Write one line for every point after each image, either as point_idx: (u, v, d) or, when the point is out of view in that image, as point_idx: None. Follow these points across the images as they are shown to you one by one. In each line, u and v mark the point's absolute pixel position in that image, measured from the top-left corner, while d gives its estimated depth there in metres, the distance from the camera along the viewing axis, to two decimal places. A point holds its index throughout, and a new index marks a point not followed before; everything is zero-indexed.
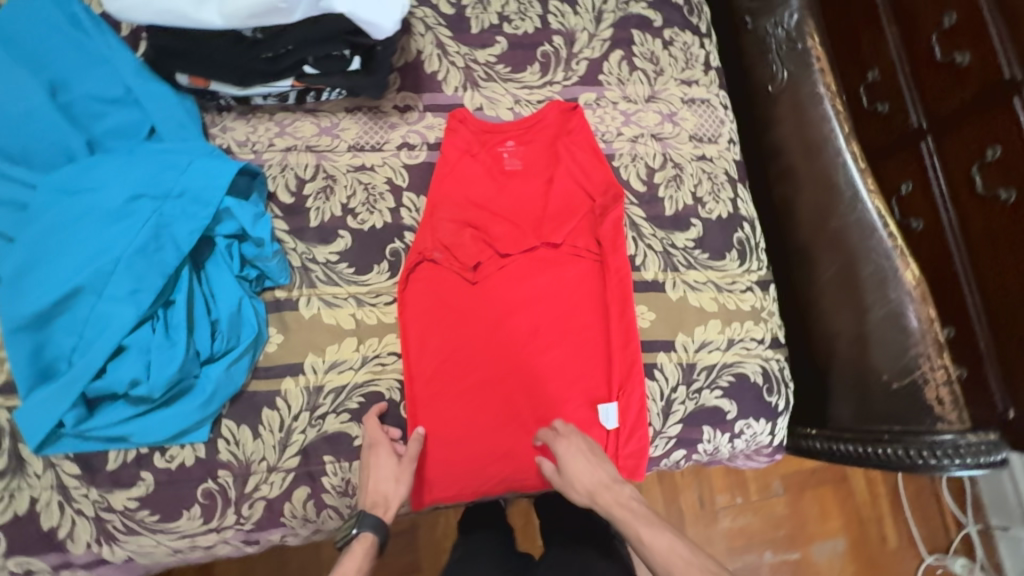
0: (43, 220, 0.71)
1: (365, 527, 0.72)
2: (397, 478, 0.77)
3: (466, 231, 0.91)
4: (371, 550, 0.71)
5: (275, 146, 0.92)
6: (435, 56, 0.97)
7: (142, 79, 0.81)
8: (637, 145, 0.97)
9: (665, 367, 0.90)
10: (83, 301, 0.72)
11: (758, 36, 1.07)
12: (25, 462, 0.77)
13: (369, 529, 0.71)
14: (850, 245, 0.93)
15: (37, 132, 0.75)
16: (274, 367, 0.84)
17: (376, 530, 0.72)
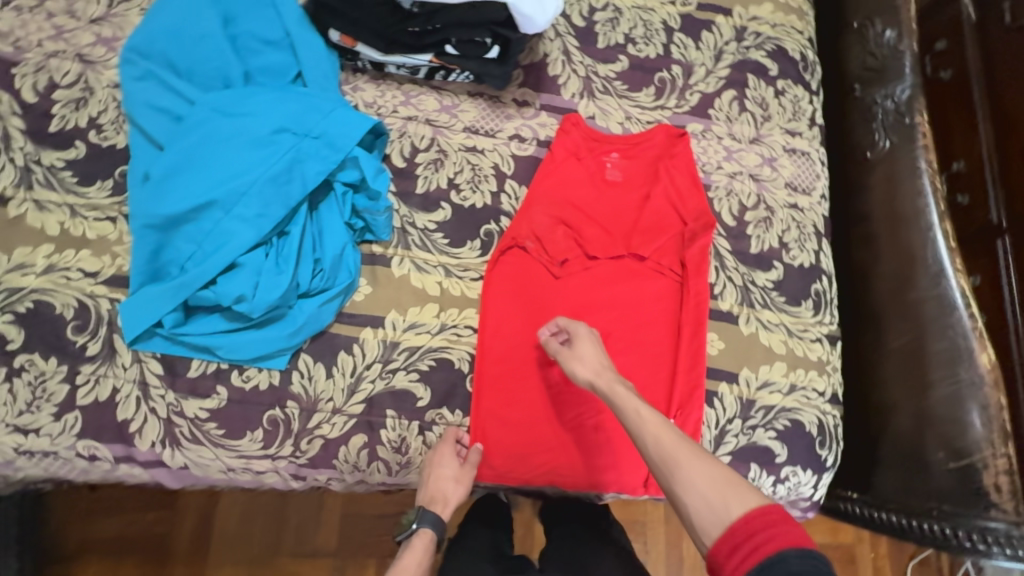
0: (196, 133, 0.77)
1: (425, 522, 0.85)
2: (456, 480, 0.83)
3: (559, 227, 0.95)
4: (429, 544, 0.85)
5: (398, 113, 0.97)
6: (560, 62, 1.03)
7: (301, 28, 0.87)
8: (734, 181, 1.00)
9: (724, 397, 0.91)
10: (212, 214, 0.77)
11: (865, 104, 1.10)
12: (116, 352, 0.81)
13: (428, 525, 0.85)
14: (926, 318, 0.94)
15: (206, 56, 0.82)
16: (358, 315, 0.87)
17: (433, 527, 0.85)
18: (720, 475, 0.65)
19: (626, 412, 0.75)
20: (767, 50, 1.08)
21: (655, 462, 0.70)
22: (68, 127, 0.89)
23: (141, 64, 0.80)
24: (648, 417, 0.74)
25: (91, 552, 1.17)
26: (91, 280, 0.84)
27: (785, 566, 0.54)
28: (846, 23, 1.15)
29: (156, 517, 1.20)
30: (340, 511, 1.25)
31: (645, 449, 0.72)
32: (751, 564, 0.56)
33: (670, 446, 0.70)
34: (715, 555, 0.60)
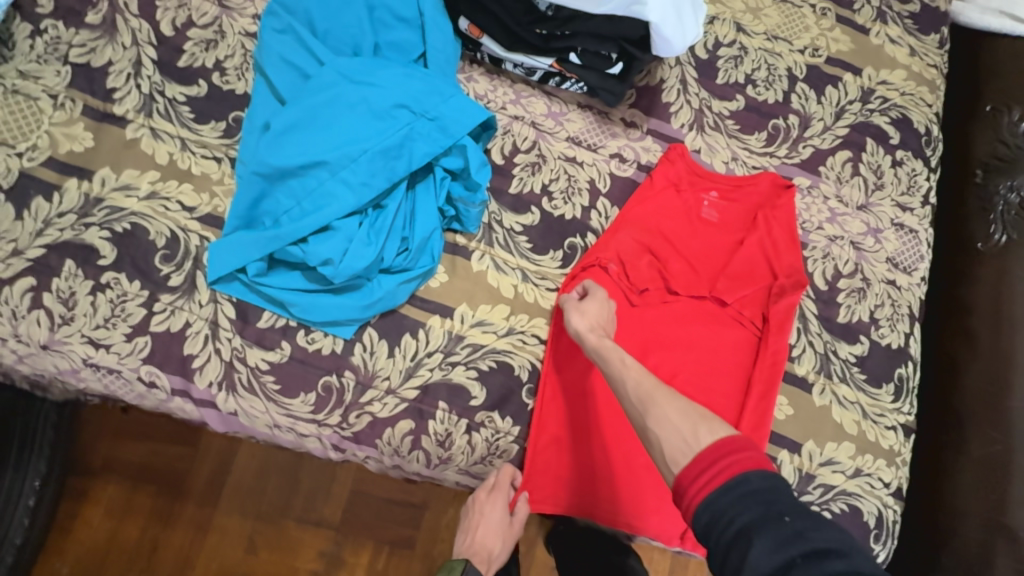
0: (320, 93, 0.78)
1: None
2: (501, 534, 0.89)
3: (645, 255, 0.92)
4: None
5: (506, 110, 0.97)
6: (675, 90, 1.01)
7: (436, 11, 0.88)
8: (833, 245, 0.96)
9: (783, 466, 0.86)
10: (318, 174, 0.77)
11: (985, 192, 1.04)
12: (196, 288, 0.83)
13: None
14: (1016, 430, 0.89)
15: (344, 22, 0.83)
16: (430, 301, 0.87)
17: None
18: (692, 409, 0.67)
19: (609, 360, 0.76)
20: (891, 117, 1.04)
21: (631, 403, 0.71)
22: (195, 65, 0.92)
23: (283, 17, 0.82)
24: (633, 368, 0.74)
25: (112, 471, 1.18)
26: (187, 214, 0.86)
27: (749, 485, 0.57)
28: (978, 104, 1.10)
29: (178, 451, 1.21)
30: (349, 488, 1.24)
31: (623, 391, 0.73)
32: (717, 484, 0.59)
33: (649, 386, 0.71)
34: (681, 478, 0.62)
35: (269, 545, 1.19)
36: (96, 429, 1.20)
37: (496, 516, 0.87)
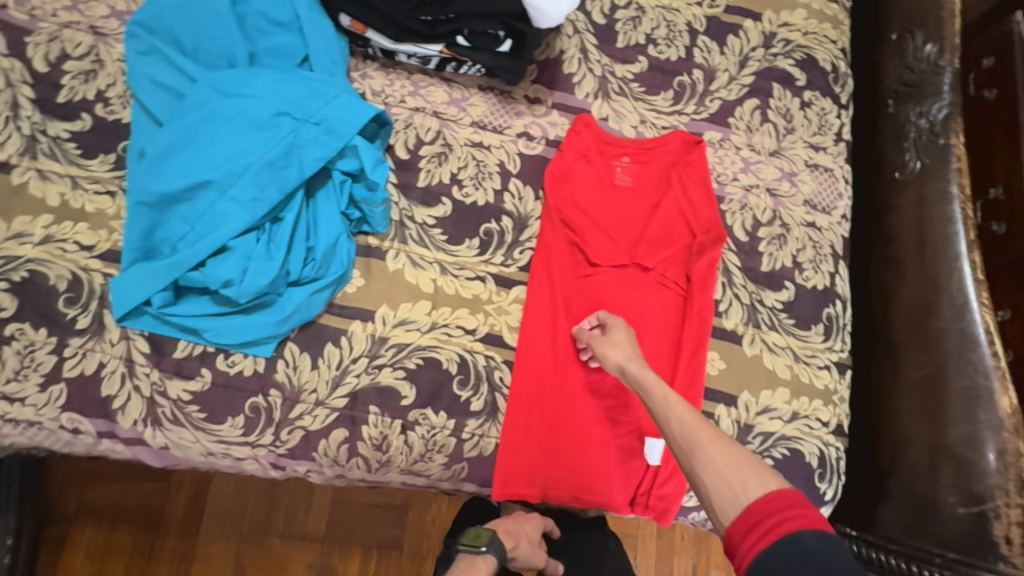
0: (195, 111, 0.76)
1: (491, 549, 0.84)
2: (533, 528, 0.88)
3: (561, 230, 0.91)
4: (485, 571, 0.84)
5: (405, 103, 0.95)
6: (576, 60, 0.99)
7: (311, 11, 0.85)
8: (749, 194, 0.96)
9: (721, 420, 0.87)
10: (206, 195, 0.75)
11: (899, 121, 1.04)
12: (105, 328, 0.81)
13: (494, 553, 0.84)
14: (946, 351, 0.88)
15: (213, 33, 0.80)
16: (349, 307, 0.85)
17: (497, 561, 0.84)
18: (745, 458, 0.62)
19: (654, 397, 0.72)
20: (796, 59, 1.03)
21: (677, 445, 0.67)
22: (76, 99, 0.89)
23: (146, 39, 0.79)
24: (677, 405, 0.70)
25: (89, 515, 1.17)
26: (86, 254, 0.83)
27: (802, 547, 0.51)
28: (885, 32, 1.09)
29: (151, 487, 1.20)
30: (330, 499, 1.24)
31: (668, 431, 0.69)
32: (769, 544, 0.53)
33: (694, 427, 0.66)
34: (731, 532, 0.57)
35: (255, 565, 1.19)
36: (65, 476, 1.18)
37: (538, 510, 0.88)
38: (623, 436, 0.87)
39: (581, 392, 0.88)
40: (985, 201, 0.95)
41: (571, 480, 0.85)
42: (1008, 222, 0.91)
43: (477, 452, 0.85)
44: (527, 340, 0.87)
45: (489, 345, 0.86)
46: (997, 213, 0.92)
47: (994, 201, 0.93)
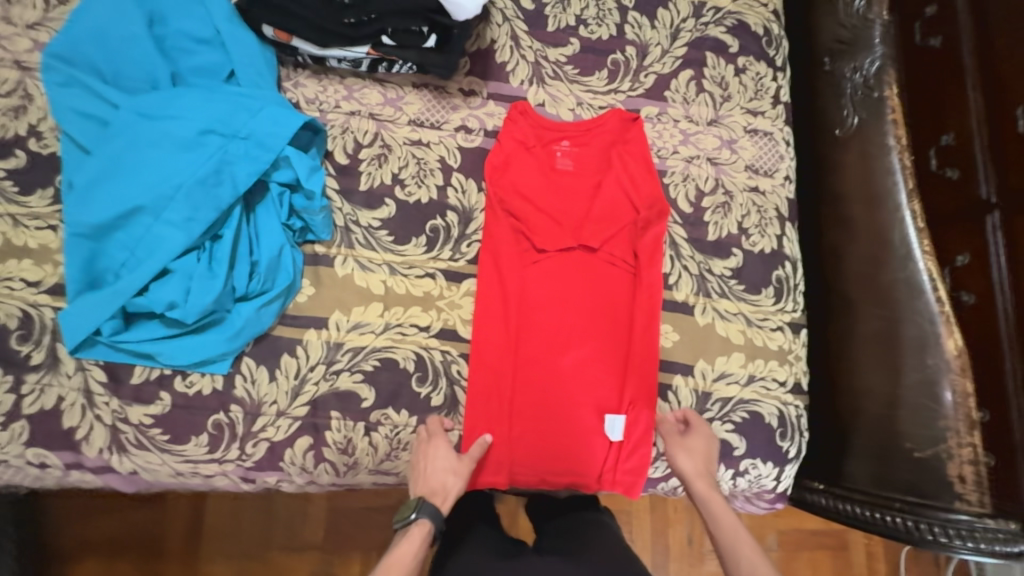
0: (121, 138, 0.76)
1: (423, 514, 0.75)
2: (453, 471, 0.80)
3: (507, 220, 0.93)
4: (426, 536, 0.75)
5: (340, 108, 0.94)
6: (508, 48, 0.99)
7: (231, 25, 0.85)
8: (691, 165, 0.96)
9: (679, 390, 0.89)
10: (141, 221, 0.76)
11: (836, 79, 1.04)
12: (60, 361, 0.81)
13: (426, 516, 0.75)
14: (895, 301, 0.89)
15: (132, 57, 0.80)
16: (301, 317, 0.86)
17: (432, 518, 0.75)
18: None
19: (720, 524, 0.73)
20: (727, 26, 1.03)
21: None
22: (8, 136, 0.88)
23: (64, 70, 0.79)
24: (742, 536, 0.71)
25: (87, 548, 1.18)
26: (33, 289, 0.83)
27: None
28: None
29: (148, 513, 1.20)
30: (325, 508, 1.25)
31: (732, 564, 0.69)
32: None
33: (762, 568, 0.67)
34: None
35: None
36: (60, 510, 1.18)
37: (445, 451, 0.80)
38: (585, 416, 0.89)
39: (540, 378, 0.89)
40: (937, 148, 0.95)
41: (537, 464, 0.87)
42: (963, 166, 0.90)
43: None
44: (481, 331, 0.88)
45: (445, 340, 0.87)
46: (953, 159, 0.92)
47: (947, 147, 0.93)
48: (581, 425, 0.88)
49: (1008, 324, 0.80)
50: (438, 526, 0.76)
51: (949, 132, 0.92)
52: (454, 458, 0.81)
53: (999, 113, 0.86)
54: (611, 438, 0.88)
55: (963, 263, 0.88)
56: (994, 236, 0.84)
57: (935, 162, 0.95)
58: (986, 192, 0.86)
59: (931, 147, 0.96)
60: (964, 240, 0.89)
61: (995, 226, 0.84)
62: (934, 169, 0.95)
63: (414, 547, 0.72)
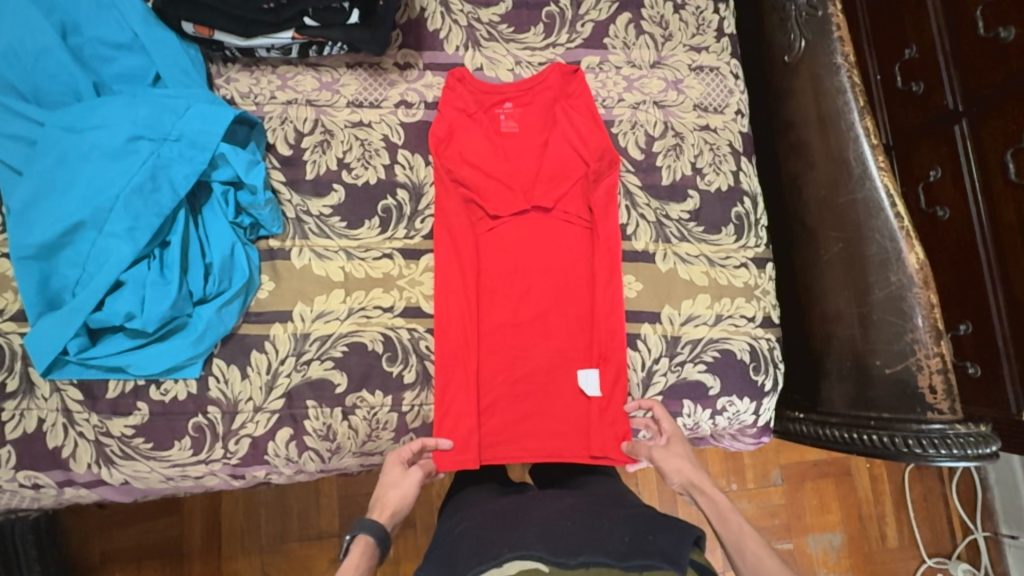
0: (51, 155, 0.76)
1: (361, 531, 0.69)
2: (396, 483, 0.76)
3: (458, 191, 0.93)
4: (368, 553, 0.68)
5: (276, 99, 0.92)
6: (438, 14, 0.96)
7: (148, 26, 0.84)
8: (638, 112, 0.95)
9: (648, 338, 0.89)
10: (85, 236, 0.76)
11: (779, 3, 0.99)
12: (34, 385, 0.83)
13: (363, 531, 0.69)
14: (853, 223, 0.87)
15: (50, 71, 0.79)
16: (265, 313, 0.86)
17: (373, 533, 0.69)
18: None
19: (725, 524, 0.70)
20: None
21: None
22: None
23: None
24: (751, 536, 0.68)
25: (112, 561, 1.19)
26: None
27: None
28: None
29: (167, 522, 1.21)
30: (336, 495, 1.24)
31: (743, 565, 0.66)
32: None
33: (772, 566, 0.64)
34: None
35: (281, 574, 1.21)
36: (78, 529, 1.19)
37: (392, 467, 0.79)
38: (558, 376, 0.91)
39: (508, 344, 0.92)
40: (903, 62, 1.08)
41: (512, 426, 0.89)
42: (927, 79, 1.04)
43: (421, 421, 0.87)
44: (441, 302, 0.88)
45: (410, 318, 0.88)
46: (915, 74, 1.05)
47: (910, 60, 1.06)
48: (554, 384, 0.90)
49: (981, 225, 0.94)
50: (381, 542, 0.69)
51: (911, 46, 1.05)
52: (400, 470, 0.78)
53: (960, 18, 0.97)
54: (588, 394, 0.89)
55: (936, 176, 1.03)
56: (962, 144, 0.98)
57: (901, 78, 1.09)
58: (952, 102, 1.00)
59: (896, 63, 1.09)
60: (936, 156, 1.03)
61: (961, 133, 0.99)
62: (901, 86, 1.09)
63: (354, 564, 0.66)
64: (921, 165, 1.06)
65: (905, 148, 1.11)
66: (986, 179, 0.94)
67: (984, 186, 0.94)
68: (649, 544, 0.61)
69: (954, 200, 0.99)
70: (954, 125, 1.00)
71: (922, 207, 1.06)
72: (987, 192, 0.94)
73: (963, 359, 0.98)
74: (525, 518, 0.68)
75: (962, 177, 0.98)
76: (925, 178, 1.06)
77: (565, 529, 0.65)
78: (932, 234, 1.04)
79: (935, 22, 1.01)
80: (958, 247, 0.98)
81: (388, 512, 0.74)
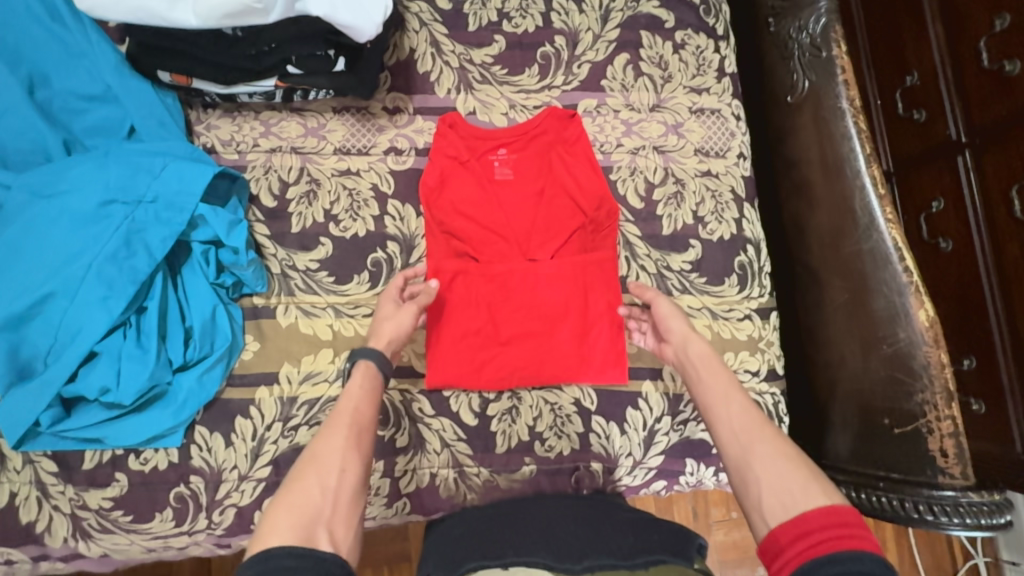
0: (19, 221, 0.72)
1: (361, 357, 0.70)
2: (390, 316, 0.76)
3: (450, 241, 0.90)
4: (372, 376, 0.68)
5: (259, 146, 0.88)
6: (429, 55, 0.92)
7: (121, 77, 0.80)
8: (637, 157, 0.92)
9: (650, 396, 0.87)
10: (56, 306, 0.72)
11: (780, 40, 0.95)
12: (6, 457, 0.79)
13: (365, 358, 0.69)
14: (861, 275, 0.83)
15: (16, 131, 0.76)
16: (249, 375, 0.82)
17: (376, 361, 0.69)
18: (807, 467, 0.56)
19: (711, 378, 0.68)
20: None
21: (729, 436, 0.62)
22: None
23: None
24: (733, 388, 0.66)
25: None
26: None
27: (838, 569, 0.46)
28: None
29: None
30: None
31: (717, 411, 0.65)
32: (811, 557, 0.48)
33: (750, 420, 0.62)
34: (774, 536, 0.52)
35: None
36: None
37: (386, 301, 0.78)
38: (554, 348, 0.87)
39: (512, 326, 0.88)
40: (902, 90, 0.98)
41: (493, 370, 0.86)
42: (929, 107, 0.93)
43: (415, 485, 0.83)
44: (436, 360, 0.85)
45: (403, 379, 0.85)
46: (917, 100, 0.95)
47: (910, 88, 0.96)
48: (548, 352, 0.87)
49: (987, 260, 0.84)
50: (383, 368, 0.70)
51: (913, 73, 0.95)
52: (393, 305, 0.78)
53: (960, 46, 0.88)
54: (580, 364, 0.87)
55: (938, 207, 0.93)
56: (965, 176, 0.88)
57: (902, 105, 0.98)
58: (954, 132, 0.90)
59: (897, 89, 0.99)
60: (935, 184, 0.93)
61: (965, 165, 0.89)
62: (901, 113, 0.98)
63: (359, 384, 0.66)
64: (922, 194, 0.96)
65: (906, 173, 1.00)
66: (992, 216, 0.84)
67: (988, 223, 0.84)
68: (652, 541, 0.62)
69: (958, 231, 0.89)
70: (956, 155, 0.90)
71: (923, 237, 0.95)
72: (992, 230, 0.83)
73: (965, 394, 0.86)
74: (524, 518, 0.70)
75: (966, 208, 0.88)
76: (927, 209, 0.95)
77: (569, 531, 0.67)
78: (932, 267, 0.93)
79: (937, 50, 0.91)
80: (961, 281, 0.87)
81: (387, 340, 0.73)
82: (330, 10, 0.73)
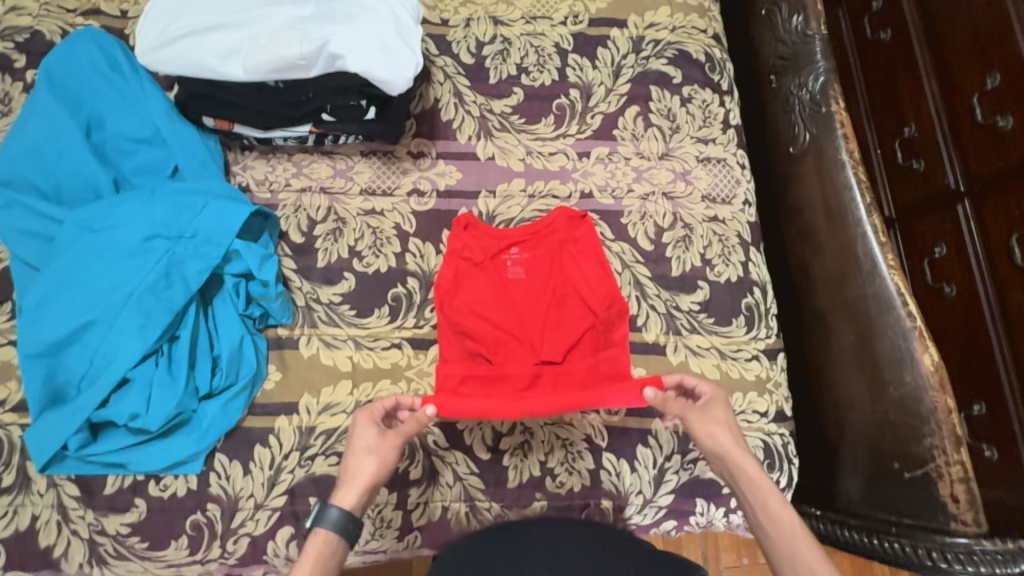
0: (68, 253, 0.77)
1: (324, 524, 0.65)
2: (371, 449, 0.72)
3: (464, 341, 0.89)
4: (333, 546, 0.65)
5: (291, 186, 0.93)
6: (452, 105, 0.99)
7: (170, 122, 0.86)
8: (647, 203, 0.97)
9: (659, 434, 0.88)
10: (95, 333, 0.77)
11: (783, 95, 1.01)
12: (31, 479, 0.81)
13: (327, 525, 0.65)
14: (867, 317, 0.85)
15: (71, 170, 0.82)
16: (270, 404, 0.85)
17: (336, 527, 0.65)
18: None
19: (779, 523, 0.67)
20: (669, 57, 1.03)
21: (775, 547, 0.66)
22: None
23: (5, 193, 0.81)
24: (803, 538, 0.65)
25: None
26: None
27: None
28: (755, 7, 1.06)
29: None
30: None
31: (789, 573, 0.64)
32: None
33: None
34: None
35: None
36: None
37: (365, 427, 0.74)
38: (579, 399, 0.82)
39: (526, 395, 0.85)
40: (901, 140, 1.02)
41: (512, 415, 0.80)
42: (927, 156, 0.97)
43: (426, 518, 0.84)
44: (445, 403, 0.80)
45: None
46: (915, 151, 0.99)
47: (910, 138, 1.00)
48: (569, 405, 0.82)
49: (991, 304, 0.86)
50: (347, 531, 0.66)
51: (911, 124, 1.00)
52: (375, 433, 0.74)
53: (955, 101, 0.93)
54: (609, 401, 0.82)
55: (941, 254, 0.95)
56: (966, 224, 0.91)
57: (900, 154, 1.03)
58: (954, 182, 0.94)
59: (894, 140, 1.04)
60: (938, 233, 0.96)
61: (965, 215, 0.92)
62: (900, 161, 1.03)
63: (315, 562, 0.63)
64: (923, 238, 0.99)
65: (908, 221, 1.03)
66: (992, 261, 0.86)
67: (990, 268, 0.87)
68: None
69: (962, 277, 0.91)
70: (957, 205, 0.93)
71: (927, 282, 0.97)
72: (993, 273, 0.86)
73: (977, 440, 0.86)
74: (528, 545, 0.71)
75: (968, 254, 0.91)
76: (930, 255, 0.97)
77: (569, 563, 0.68)
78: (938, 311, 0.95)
79: (934, 106, 0.96)
80: (968, 327, 0.89)
81: (357, 488, 0.69)
82: (367, 67, 0.80)
